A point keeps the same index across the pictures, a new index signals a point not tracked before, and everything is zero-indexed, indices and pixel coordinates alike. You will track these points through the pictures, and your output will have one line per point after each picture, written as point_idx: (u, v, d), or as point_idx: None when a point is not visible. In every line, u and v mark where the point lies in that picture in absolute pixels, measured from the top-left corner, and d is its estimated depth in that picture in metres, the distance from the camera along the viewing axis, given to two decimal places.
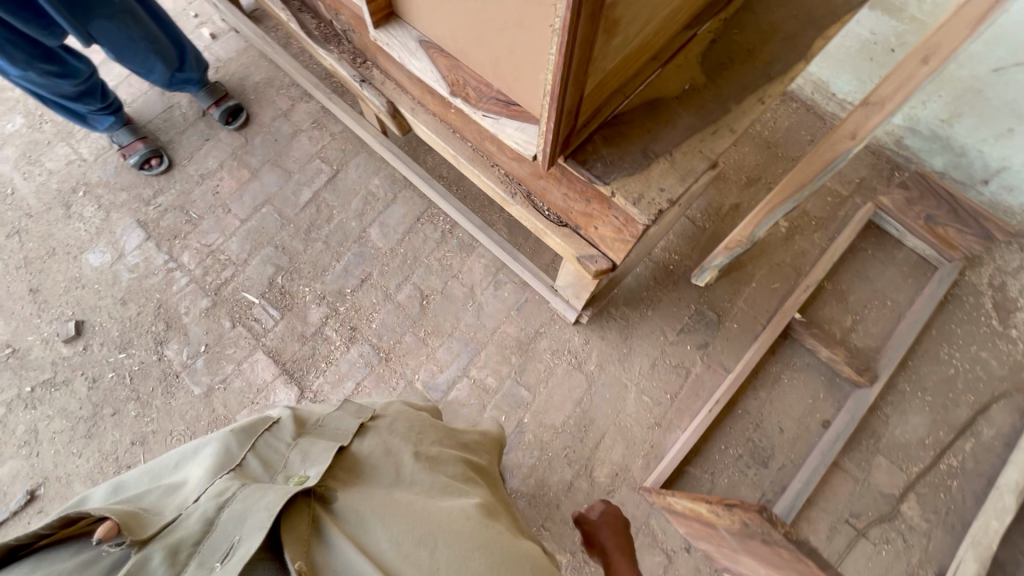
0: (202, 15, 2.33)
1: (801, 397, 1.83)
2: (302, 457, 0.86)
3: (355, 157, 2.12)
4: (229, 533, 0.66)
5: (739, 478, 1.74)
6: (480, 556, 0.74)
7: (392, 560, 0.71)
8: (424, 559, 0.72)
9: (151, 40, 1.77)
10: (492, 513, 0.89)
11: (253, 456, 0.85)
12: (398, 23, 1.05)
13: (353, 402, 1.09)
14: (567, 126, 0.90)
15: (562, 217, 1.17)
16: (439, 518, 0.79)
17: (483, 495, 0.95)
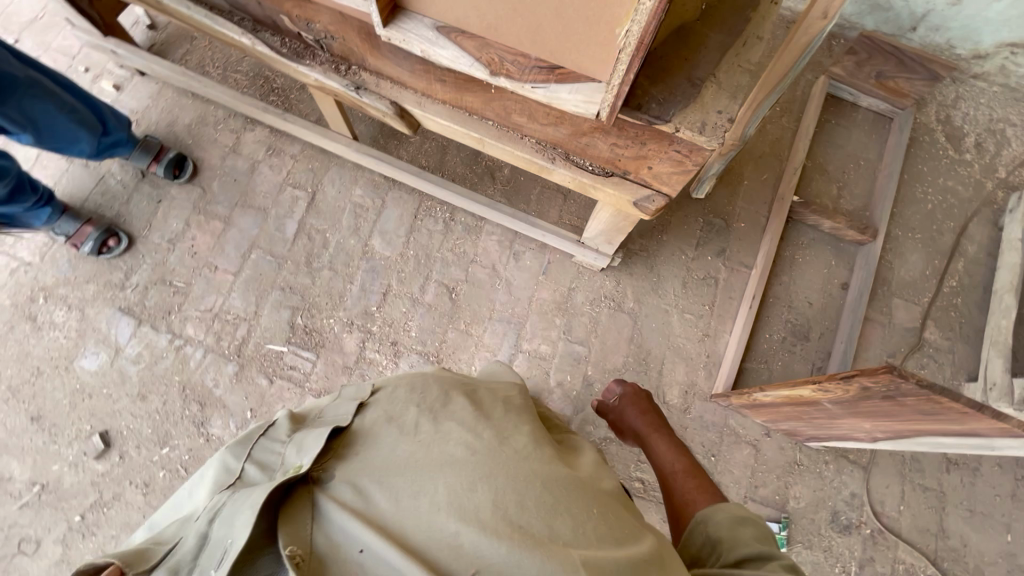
0: (95, 67, 2.06)
1: (818, 269, 1.98)
2: (299, 448, 0.85)
3: (326, 173, 2.00)
4: (222, 535, 0.68)
5: (790, 357, 1.89)
6: (484, 486, 0.74)
7: (393, 514, 0.71)
8: (426, 505, 0.72)
9: (71, 109, 1.55)
10: (507, 435, 0.87)
11: (251, 465, 0.86)
12: (407, 16, 0.99)
13: (352, 387, 1.03)
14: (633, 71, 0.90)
15: (608, 167, 1.19)
16: (442, 462, 0.78)
17: (496, 418, 0.91)
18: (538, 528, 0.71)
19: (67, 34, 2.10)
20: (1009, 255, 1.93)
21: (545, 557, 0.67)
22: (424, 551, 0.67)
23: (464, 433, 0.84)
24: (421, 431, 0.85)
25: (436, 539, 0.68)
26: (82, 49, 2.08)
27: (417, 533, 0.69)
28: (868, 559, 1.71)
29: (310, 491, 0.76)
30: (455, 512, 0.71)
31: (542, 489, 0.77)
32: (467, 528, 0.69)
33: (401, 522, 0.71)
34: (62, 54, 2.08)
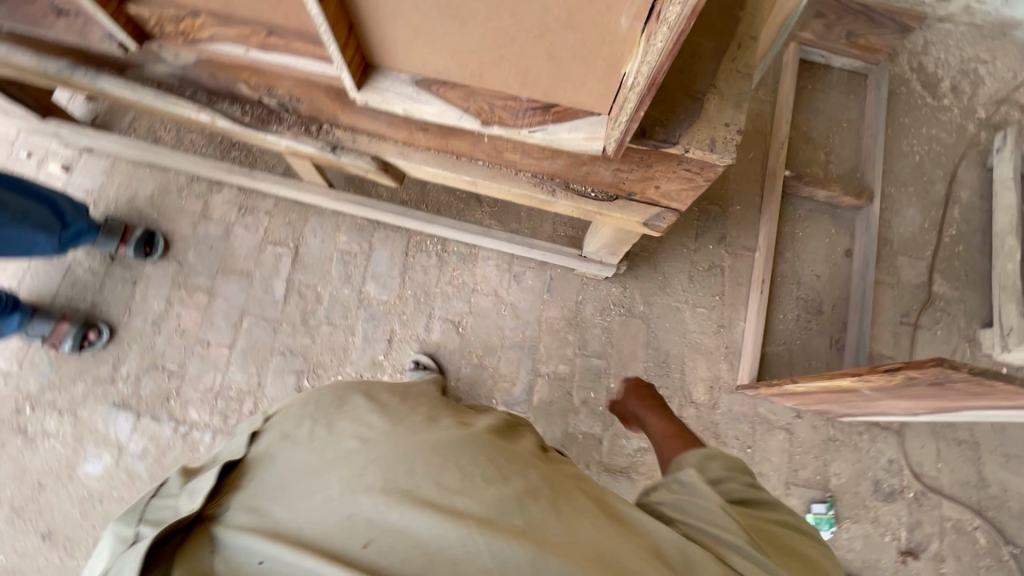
0: (38, 150, 1.93)
1: (819, 240, 1.96)
2: (191, 493, 0.77)
3: (306, 224, 1.90)
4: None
5: (808, 334, 1.87)
6: (374, 468, 0.71)
7: (287, 518, 0.68)
8: (321, 500, 0.69)
9: (21, 212, 1.44)
10: (401, 420, 0.84)
11: (144, 524, 0.73)
12: (381, 74, 0.91)
13: (243, 423, 0.96)
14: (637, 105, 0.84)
15: (613, 190, 1.13)
16: (332, 461, 0.75)
17: (391, 408, 0.88)
18: (431, 489, 0.69)
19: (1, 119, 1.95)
20: (1004, 196, 1.93)
21: (432, 512, 0.65)
22: (318, 541, 0.64)
23: (355, 428, 0.81)
24: (312, 436, 0.81)
25: (328, 527, 0.65)
26: (20, 133, 1.94)
27: (312, 528, 0.66)
28: (915, 523, 1.72)
29: (207, 527, 0.71)
30: (343, 499, 0.68)
31: (434, 456, 0.74)
32: (359, 507, 0.66)
33: (295, 523, 0.67)
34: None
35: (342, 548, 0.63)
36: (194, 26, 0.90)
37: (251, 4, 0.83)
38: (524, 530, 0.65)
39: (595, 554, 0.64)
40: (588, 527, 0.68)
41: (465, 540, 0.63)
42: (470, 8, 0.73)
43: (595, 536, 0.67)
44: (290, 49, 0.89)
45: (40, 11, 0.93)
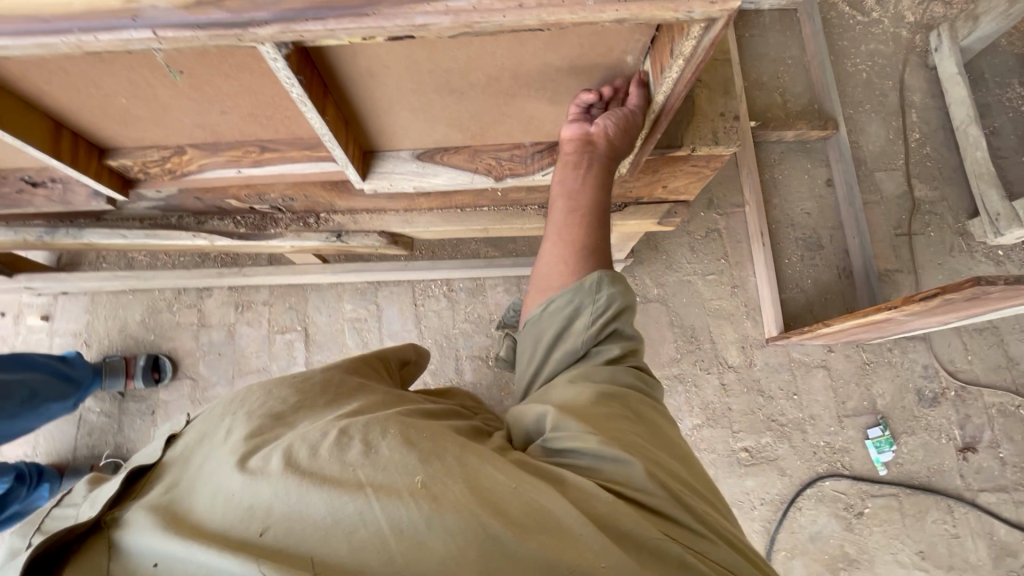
0: (12, 307, 1.85)
1: (800, 178, 2.01)
2: (91, 501, 0.59)
3: (307, 303, 1.86)
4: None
5: (816, 270, 1.92)
6: (278, 454, 0.55)
7: (187, 511, 0.53)
8: (218, 494, 0.53)
9: (35, 395, 1.42)
10: (322, 407, 0.67)
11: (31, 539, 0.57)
12: (382, 158, 0.90)
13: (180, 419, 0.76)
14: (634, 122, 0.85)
15: (622, 199, 1.13)
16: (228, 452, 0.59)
17: (317, 388, 0.71)
18: (325, 466, 0.53)
19: None
20: (955, 91, 2.00)
21: (338, 486, 0.51)
22: (209, 533, 0.49)
23: (263, 417, 0.64)
24: (228, 428, 0.63)
25: (221, 516, 0.51)
26: None
27: (208, 520, 0.51)
28: (964, 418, 1.80)
29: (104, 537, 0.53)
30: (236, 490, 0.52)
31: (329, 432, 0.58)
32: (258, 494, 0.51)
33: (190, 513, 0.53)
34: None
35: (235, 535, 0.49)
36: (181, 162, 0.86)
37: (239, 127, 0.81)
38: (432, 494, 0.51)
39: (500, 511, 0.51)
40: (498, 478, 0.54)
41: (363, 509, 0.49)
42: (468, 78, 0.72)
43: (507, 490, 0.53)
44: (286, 158, 0.86)
45: (12, 189, 0.88)
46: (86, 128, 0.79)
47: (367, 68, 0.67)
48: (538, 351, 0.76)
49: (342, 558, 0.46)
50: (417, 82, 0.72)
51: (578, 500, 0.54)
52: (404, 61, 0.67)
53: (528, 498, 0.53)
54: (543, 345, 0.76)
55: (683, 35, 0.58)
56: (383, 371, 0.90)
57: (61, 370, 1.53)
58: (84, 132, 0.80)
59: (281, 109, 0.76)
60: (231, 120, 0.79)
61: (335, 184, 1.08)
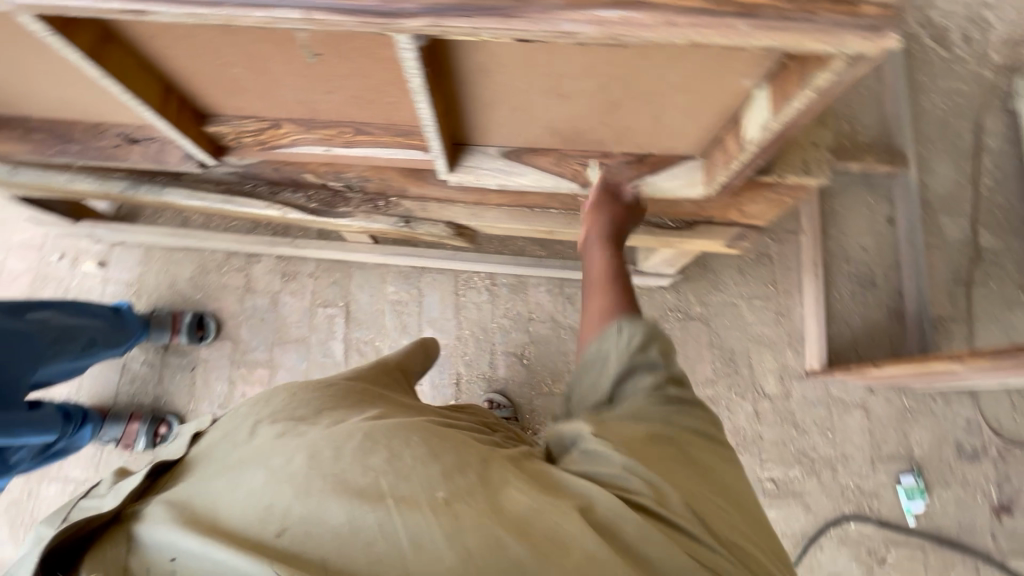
0: (69, 251, 1.90)
1: (859, 212, 1.96)
2: (115, 490, 0.59)
3: (351, 281, 1.88)
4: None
5: (866, 308, 1.88)
6: (302, 452, 0.54)
7: (205, 504, 0.52)
8: (236, 490, 0.52)
9: (94, 343, 1.48)
10: (348, 407, 0.67)
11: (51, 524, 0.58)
12: (470, 152, 0.90)
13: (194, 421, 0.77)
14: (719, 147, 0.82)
15: (692, 217, 1.12)
16: (253, 446, 0.59)
17: (344, 394, 0.72)
18: (348, 468, 0.52)
19: (24, 226, 1.92)
20: None
21: (356, 494, 0.49)
22: (225, 529, 0.49)
23: (288, 415, 0.64)
24: (251, 426, 0.63)
25: (240, 511, 0.50)
26: (47, 236, 1.91)
27: (225, 516, 0.50)
28: (1004, 478, 1.74)
29: (125, 527, 0.53)
30: (257, 485, 0.52)
31: (353, 431, 0.57)
32: (275, 493, 0.50)
33: (209, 503, 0.52)
34: (28, 249, 1.91)
35: (251, 535, 0.48)
36: (275, 135, 0.88)
37: (339, 108, 0.82)
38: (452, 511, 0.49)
39: (520, 533, 0.49)
40: (519, 498, 0.53)
41: (382, 522, 0.47)
42: (578, 84, 0.71)
43: (530, 510, 0.51)
44: (376, 141, 0.87)
45: (110, 144, 0.91)
46: (191, 94, 0.80)
47: (483, 64, 0.67)
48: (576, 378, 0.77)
49: (360, 572, 0.45)
50: (527, 83, 0.71)
51: (603, 524, 0.53)
52: (521, 62, 0.66)
53: (551, 522, 0.51)
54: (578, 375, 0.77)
55: (822, 68, 0.56)
56: (396, 378, 0.92)
57: (118, 322, 1.58)
58: (190, 97, 0.81)
59: (385, 94, 0.76)
60: (333, 100, 0.80)
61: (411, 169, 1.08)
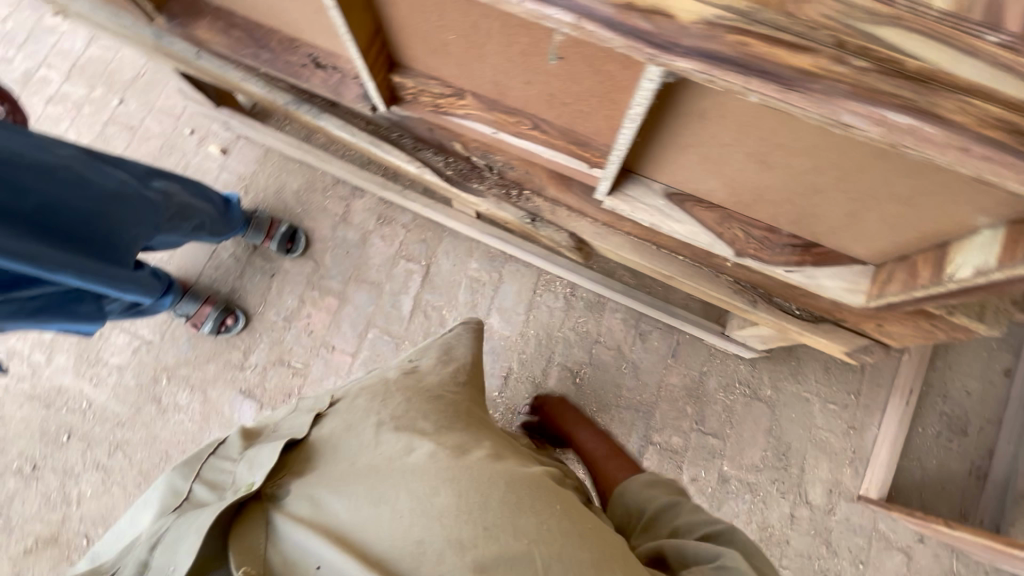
0: (200, 130, 2.01)
1: (975, 353, 1.80)
2: (250, 464, 0.74)
3: (440, 244, 1.90)
4: (164, 564, 0.62)
5: (947, 455, 1.74)
6: (448, 489, 0.65)
7: (355, 523, 0.63)
8: (388, 517, 0.63)
9: (199, 224, 1.55)
10: (460, 432, 0.77)
11: (198, 484, 0.74)
12: (634, 180, 0.86)
13: (311, 397, 0.89)
14: (902, 269, 0.75)
15: (821, 313, 1.06)
16: (393, 464, 0.69)
17: (449, 410, 0.81)
18: (497, 524, 0.62)
19: (170, 93, 2.04)
20: None
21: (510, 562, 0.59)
22: (380, 559, 0.60)
23: (410, 430, 0.74)
24: (382, 439, 0.73)
25: (390, 545, 0.61)
26: (186, 110, 2.02)
27: (380, 544, 0.61)
28: None
29: (262, 506, 0.67)
30: (407, 519, 0.62)
31: (492, 479, 0.67)
32: (431, 536, 0.61)
33: (356, 528, 0.63)
34: (166, 116, 2.02)
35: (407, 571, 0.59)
36: (452, 103, 0.87)
37: (528, 100, 0.80)
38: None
39: None
40: None
41: None
42: (789, 159, 0.67)
43: None
44: (547, 141, 0.85)
45: (297, 62, 0.93)
46: (394, 42, 0.80)
47: (703, 109, 0.63)
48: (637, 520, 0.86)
49: None
50: (736, 139, 0.67)
51: None
52: (746, 120, 0.62)
53: None
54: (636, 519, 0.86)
55: None
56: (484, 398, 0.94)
57: (223, 210, 1.65)
58: (391, 44, 0.81)
59: (584, 103, 0.74)
60: (527, 90, 0.78)
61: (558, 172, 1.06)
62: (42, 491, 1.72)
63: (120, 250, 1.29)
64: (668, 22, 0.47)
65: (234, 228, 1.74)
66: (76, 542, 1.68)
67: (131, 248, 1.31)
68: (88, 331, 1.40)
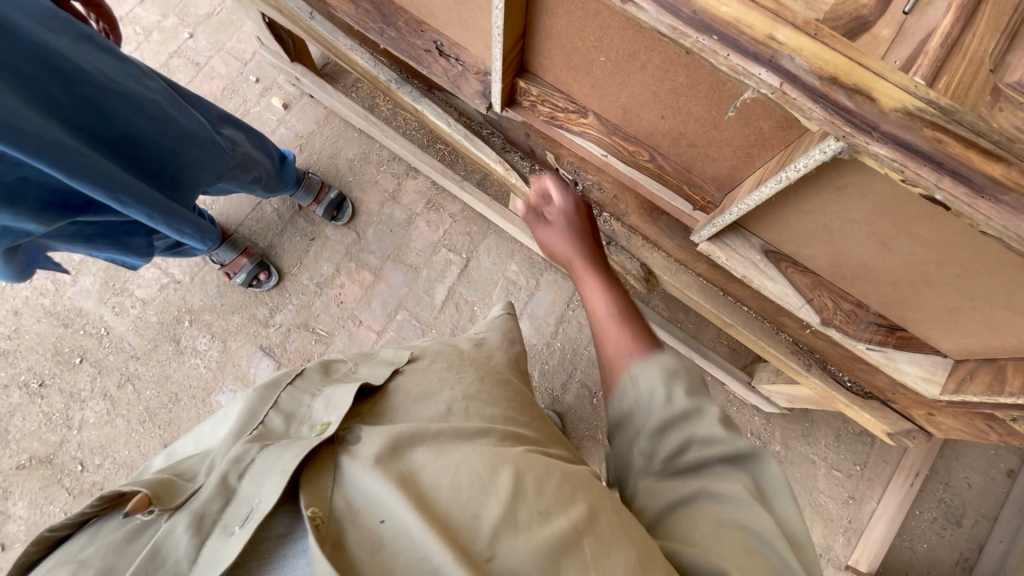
0: (265, 79, 1.98)
1: (982, 449, 1.82)
2: (325, 403, 0.65)
3: (483, 241, 1.90)
4: (249, 495, 0.53)
5: (937, 541, 1.77)
6: (525, 471, 0.56)
7: (420, 479, 0.54)
8: (460, 481, 0.53)
9: (257, 177, 1.54)
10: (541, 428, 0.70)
11: (275, 413, 0.66)
12: (734, 230, 0.87)
13: (389, 346, 0.84)
14: (989, 372, 0.76)
15: (873, 391, 1.07)
16: (467, 431, 0.59)
17: (518, 399, 0.74)
18: (579, 516, 0.53)
19: (241, 36, 2.01)
20: None
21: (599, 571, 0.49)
22: (446, 527, 0.50)
23: (487, 415, 0.66)
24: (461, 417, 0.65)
25: (460, 516, 0.51)
26: (255, 56, 2.00)
27: (446, 510, 0.51)
28: None
29: (332, 452, 0.57)
30: (476, 488, 0.53)
31: (573, 475, 0.59)
32: (504, 516, 0.51)
33: (422, 483, 0.53)
34: (234, 59, 2.00)
35: (471, 550, 0.48)
36: (571, 119, 0.87)
37: (653, 133, 0.80)
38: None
39: None
40: None
41: None
42: (914, 247, 0.67)
43: None
44: (660, 177, 0.86)
45: (422, 46, 0.92)
46: (533, 49, 0.80)
47: (843, 183, 0.64)
48: (642, 414, 0.64)
49: None
50: (864, 218, 0.68)
51: None
52: (888, 203, 0.63)
53: None
54: (642, 412, 0.65)
55: None
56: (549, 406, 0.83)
57: (278, 164, 1.64)
58: (529, 50, 0.81)
59: (715, 150, 0.74)
60: (656, 124, 0.78)
61: (645, 202, 1.06)
62: (45, 410, 1.70)
63: (179, 188, 1.28)
64: (869, 104, 0.48)
65: (287, 185, 1.72)
66: (70, 467, 1.66)
67: (189, 189, 1.30)
68: (130, 264, 1.38)
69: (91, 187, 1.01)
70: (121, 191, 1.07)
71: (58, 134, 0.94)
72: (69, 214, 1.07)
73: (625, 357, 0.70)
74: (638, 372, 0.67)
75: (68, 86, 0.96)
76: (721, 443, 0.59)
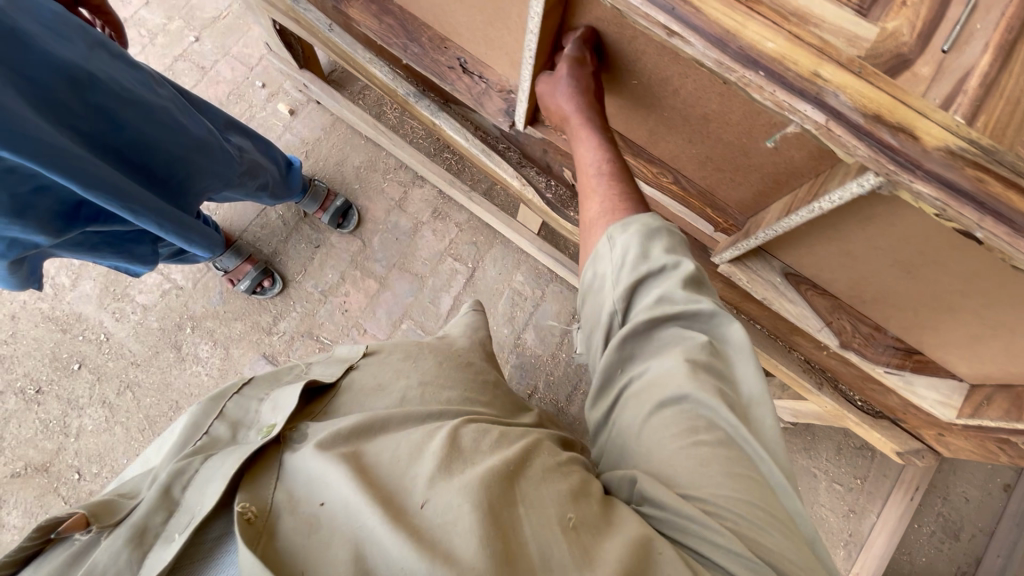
0: (272, 85, 1.97)
1: (980, 463, 1.85)
2: (273, 405, 0.64)
3: (490, 251, 1.89)
4: (189, 505, 0.52)
5: (935, 555, 1.79)
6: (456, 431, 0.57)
7: (361, 449, 0.55)
8: (397, 455, 0.54)
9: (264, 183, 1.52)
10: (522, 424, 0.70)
11: (219, 422, 0.63)
12: (755, 252, 0.87)
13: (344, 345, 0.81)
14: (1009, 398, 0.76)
15: (885, 410, 1.08)
16: (417, 417, 0.61)
17: (473, 380, 0.74)
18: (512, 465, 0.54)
19: (248, 41, 2.00)
20: None
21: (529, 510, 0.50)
22: (383, 485, 0.51)
23: (438, 399, 0.67)
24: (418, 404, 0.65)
25: (398, 481, 0.52)
26: (262, 62, 1.99)
27: (387, 476, 0.52)
28: None
29: (279, 450, 0.57)
30: (411, 453, 0.54)
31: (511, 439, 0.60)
32: (435, 470, 0.52)
33: (363, 451, 0.55)
34: (240, 63, 1.99)
35: (403, 501, 0.49)
36: None
37: (680, 155, 0.82)
38: (599, 525, 0.50)
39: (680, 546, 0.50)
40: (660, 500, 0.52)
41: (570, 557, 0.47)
42: (940, 276, 0.68)
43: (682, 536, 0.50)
44: (683, 200, 0.87)
45: (445, 63, 0.92)
46: None
47: (872, 213, 0.65)
48: (613, 276, 0.66)
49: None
50: (890, 247, 0.68)
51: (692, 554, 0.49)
52: (916, 234, 0.64)
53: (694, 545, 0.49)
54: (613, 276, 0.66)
55: None
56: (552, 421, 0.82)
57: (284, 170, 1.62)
58: None
59: (740, 174, 0.75)
60: (684, 147, 0.79)
61: None
62: (41, 417, 1.67)
63: (185, 195, 1.26)
64: (911, 142, 0.49)
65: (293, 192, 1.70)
66: (67, 475, 1.63)
67: (195, 195, 1.28)
68: (135, 272, 1.36)
69: (102, 198, 0.99)
70: (132, 201, 1.06)
71: (68, 144, 0.92)
72: (77, 224, 1.05)
73: (604, 220, 0.70)
74: (616, 235, 0.67)
75: (78, 93, 0.94)
76: (682, 303, 0.61)
